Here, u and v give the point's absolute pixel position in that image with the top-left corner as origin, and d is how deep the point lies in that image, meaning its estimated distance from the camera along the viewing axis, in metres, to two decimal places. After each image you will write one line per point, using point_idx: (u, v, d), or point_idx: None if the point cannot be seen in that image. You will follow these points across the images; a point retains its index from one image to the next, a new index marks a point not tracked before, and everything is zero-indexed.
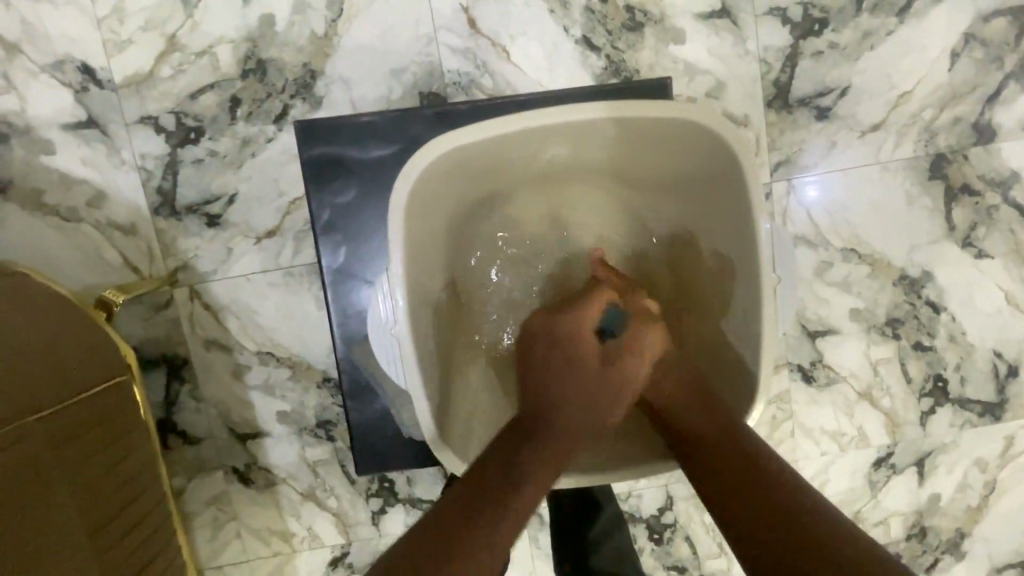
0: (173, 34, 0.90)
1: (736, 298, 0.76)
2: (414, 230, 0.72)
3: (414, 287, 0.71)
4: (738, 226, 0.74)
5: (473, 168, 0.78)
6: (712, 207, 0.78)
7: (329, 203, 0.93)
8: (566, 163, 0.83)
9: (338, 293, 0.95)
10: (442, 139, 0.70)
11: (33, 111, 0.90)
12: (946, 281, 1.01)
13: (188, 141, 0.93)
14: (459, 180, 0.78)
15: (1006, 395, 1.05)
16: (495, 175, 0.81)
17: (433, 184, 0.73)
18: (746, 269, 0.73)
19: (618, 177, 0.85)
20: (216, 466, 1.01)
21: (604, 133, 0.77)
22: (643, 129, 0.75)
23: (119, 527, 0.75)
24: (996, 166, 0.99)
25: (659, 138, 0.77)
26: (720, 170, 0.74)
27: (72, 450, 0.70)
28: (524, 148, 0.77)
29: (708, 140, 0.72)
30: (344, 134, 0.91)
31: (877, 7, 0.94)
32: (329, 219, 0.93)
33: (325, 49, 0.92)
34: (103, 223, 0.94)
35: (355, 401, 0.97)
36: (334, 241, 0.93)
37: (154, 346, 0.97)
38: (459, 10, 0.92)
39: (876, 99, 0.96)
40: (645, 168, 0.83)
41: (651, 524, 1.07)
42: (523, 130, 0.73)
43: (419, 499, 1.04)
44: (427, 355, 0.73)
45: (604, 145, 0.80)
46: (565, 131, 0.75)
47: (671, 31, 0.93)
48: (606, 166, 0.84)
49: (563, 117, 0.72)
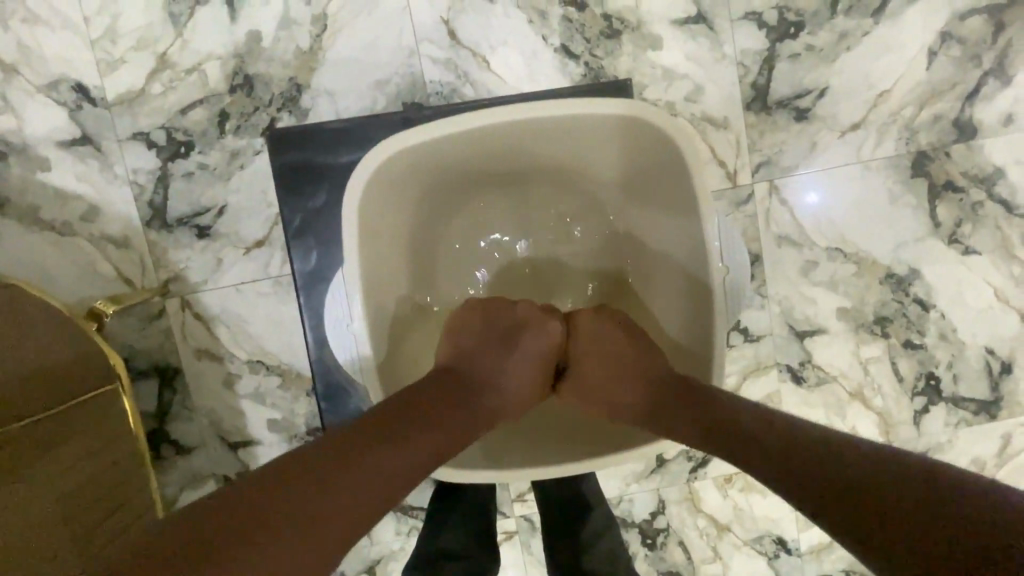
0: (163, 52, 0.93)
1: (687, 286, 0.79)
2: (372, 226, 0.74)
3: (373, 282, 0.74)
4: (689, 222, 0.76)
5: (433, 166, 0.79)
6: (666, 201, 0.79)
7: (302, 208, 0.96)
8: (526, 163, 0.84)
9: (313, 295, 0.98)
10: (398, 138, 0.72)
11: (29, 129, 0.93)
12: (933, 279, 1.01)
13: (179, 155, 0.95)
14: (417, 180, 0.80)
15: (1001, 393, 1.04)
16: (454, 175, 0.83)
17: (389, 182, 0.76)
18: (695, 257, 0.77)
19: (577, 176, 0.86)
20: (208, 475, 1.01)
21: (562, 134, 0.78)
22: (594, 127, 0.77)
23: (107, 534, 0.74)
24: (979, 163, 0.99)
25: (613, 134, 0.78)
26: (668, 167, 0.76)
27: (53, 459, 0.71)
28: (480, 147, 0.79)
29: (657, 138, 0.74)
30: (317, 141, 0.95)
31: (852, 9, 0.95)
32: (301, 224, 0.97)
33: (310, 63, 0.94)
34: (97, 237, 0.96)
35: (330, 402, 1.00)
36: (307, 245, 0.97)
37: (146, 357, 0.98)
38: (440, 22, 0.94)
39: (855, 99, 0.97)
40: (603, 166, 0.84)
41: (643, 529, 1.06)
42: (476, 131, 0.75)
43: (410, 505, 1.03)
44: (387, 350, 0.76)
45: (561, 146, 0.81)
46: (522, 130, 0.77)
47: (649, 37, 0.95)
48: (567, 164, 0.84)
49: (516, 114, 0.73)
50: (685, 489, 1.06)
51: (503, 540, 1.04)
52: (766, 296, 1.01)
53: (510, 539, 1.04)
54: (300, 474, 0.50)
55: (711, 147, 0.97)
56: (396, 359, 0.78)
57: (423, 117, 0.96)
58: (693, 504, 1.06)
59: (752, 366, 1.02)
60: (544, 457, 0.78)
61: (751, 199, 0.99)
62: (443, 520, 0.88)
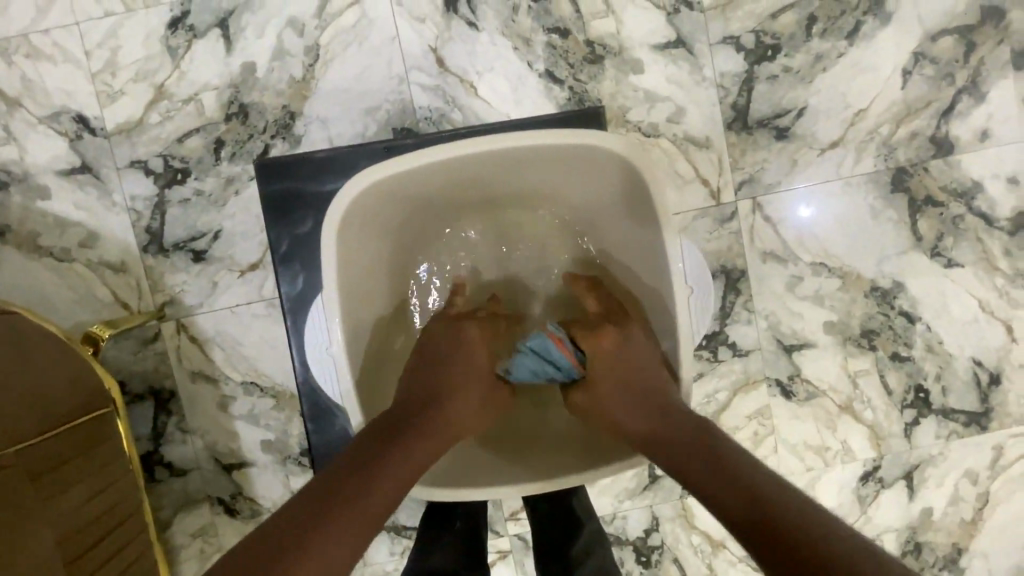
0: (161, 83, 0.97)
1: (656, 302, 0.81)
2: (351, 252, 0.76)
3: (351, 306, 0.76)
4: (655, 248, 0.78)
5: (412, 194, 0.81)
6: (635, 224, 0.81)
7: (288, 234, 0.99)
8: (500, 189, 0.86)
9: (298, 318, 1.00)
10: (375, 169, 0.74)
11: (31, 158, 0.96)
12: (918, 291, 1.02)
13: (176, 182, 0.98)
14: (398, 207, 0.82)
15: (991, 404, 1.04)
16: (432, 201, 0.85)
17: (371, 209, 0.78)
18: (663, 281, 0.79)
19: (554, 201, 0.88)
20: (202, 497, 1.02)
21: (534, 162, 0.80)
22: (564, 158, 0.79)
23: (99, 557, 0.75)
24: (957, 178, 1.01)
25: (582, 164, 0.80)
26: (639, 196, 0.78)
27: (51, 482, 0.72)
28: (454, 175, 0.80)
29: (625, 166, 0.76)
30: (302, 169, 0.98)
31: (826, 32, 0.98)
32: (287, 249, 0.99)
33: (303, 91, 0.97)
34: (95, 262, 0.98)
35: (315, 422, 1.01)
36: (293, 270, 0.99)
37: (141, 380, 1.00)
38: (428, 50, 0.98)
39: (833, 117, 1.00)
40: (576, 192, 0.85)
41: (637, 547, 1.06)
42: (450, 160, 0.77)
43: (402, 526, 1.04)
44: (363, 371, 0.78)
45: (534, 173, 0.83)
46: (494, 159, 0.78)
47: (630, 61, 0.98)
48: (546, 189, 0.86)
49: (488, 145, 0.75)
50: (679, 505, 1.06)
51: (496, 560, 1.04)
52: (753, 311, 1.02)
53: (503, 558, 1.04)
54: (284, 520, 0.55)
55: (693, 166, 1.00)
56: (372, 378, 0.80)
57: (403, 145, 0.98)
58: (687, 520, 1.06)
59: (742, 381, 1.03)
60: (540, 468, 0.80)
61: (735, 216, 1.01)
62: (433, 542, 0.89)
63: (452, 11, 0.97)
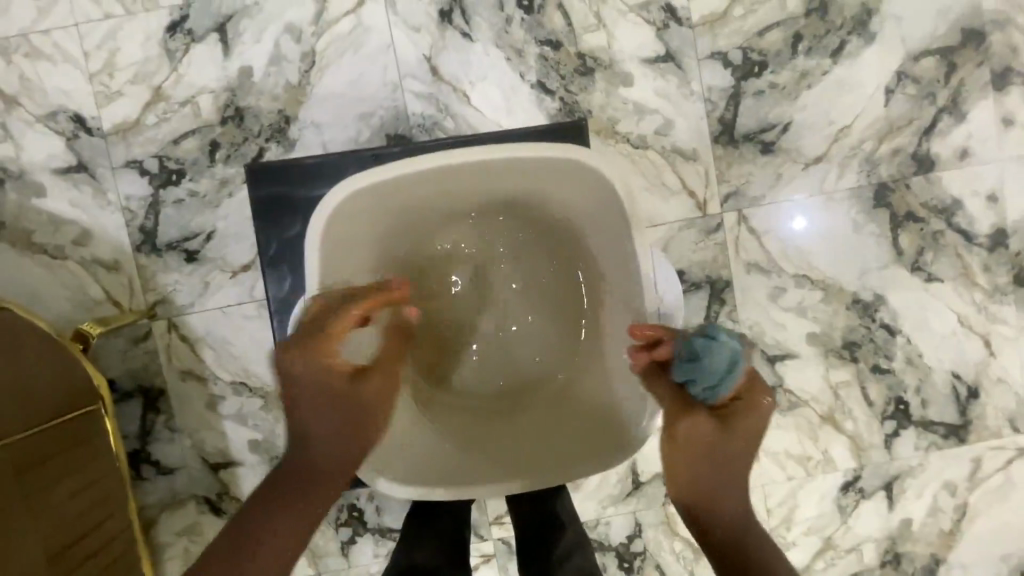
0: (159, 86, 0.98)
1: (627, 311, 0.82)
2: (341, 258, 0.79)
3: (333, 312, 0.77)
4: (628, 257, 0.80)
5: (393, 205, 0.83)
6: (609, 235, 0.83)
7: (276, 237, 1.00)
8: (479, 201, 0.87)
9: (284, 319, 1.01)
10: (357, 178, 0.76)
11: (27, 156, 0.97)
12: (898, 305, 1.04)
13: (170, 183, 0.99)
14: (381, 218, 0.83)
15: (969, 417, 1.06)
16: (413, 212, 0.86)
17: (361, 219, 0.80)
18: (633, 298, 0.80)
19: (531, 213, 0.89)
20: (188, 496, 1.02)
21: (510, 177, 0.82)
22: (538, 170, 0.81)
23: (83, 551, 0.76)
24: (938, 195, 1.03)
25: (557, 177, 0.82)
26: (614, 212, 0.80)
27: (36, 476, 0.72)
28: (434, 187, 0.82)
29: (598, 179, 0.79)
30: (292, 174, 0.99)
31: (812, 50, 1.01)
32: (276, 252, 1.00)
33: (298, 96, 0.99)
34: (88, 260, 0.99)
35: None
36: (280, 272, 1.00)
37: (130, 378, 1.00)
38: (422, 59, 0.99)
39: (817, 133, 1.02)
40: (553, 205, 0.87)
41: (620, 553, 1.07)
42: (429, 172, 0.79)
43: (387, 528, 1.05)
44: (345, 375, 0.78)
45: (511, 186, 0.85)
46: (472, 171, 0.80)
47: (620, 74, 1.00)
48: (528, 204, 0.88)
49: (465, 157, 0.77)
50: (662, 512, 1.07)
51: (480, 563, 1.05)
52: (737, 321, 1.04)
53: (487, 562, 1.05)
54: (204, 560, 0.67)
55: (680, 178, 1.02)
56: None
57: (389, 155, 0.99)
58: (669, 527, 1.07)
59: None
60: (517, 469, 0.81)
61: (721, 227, 1.02)
62: (417, 538, 0.89)
63: (446, 21, 0.99)
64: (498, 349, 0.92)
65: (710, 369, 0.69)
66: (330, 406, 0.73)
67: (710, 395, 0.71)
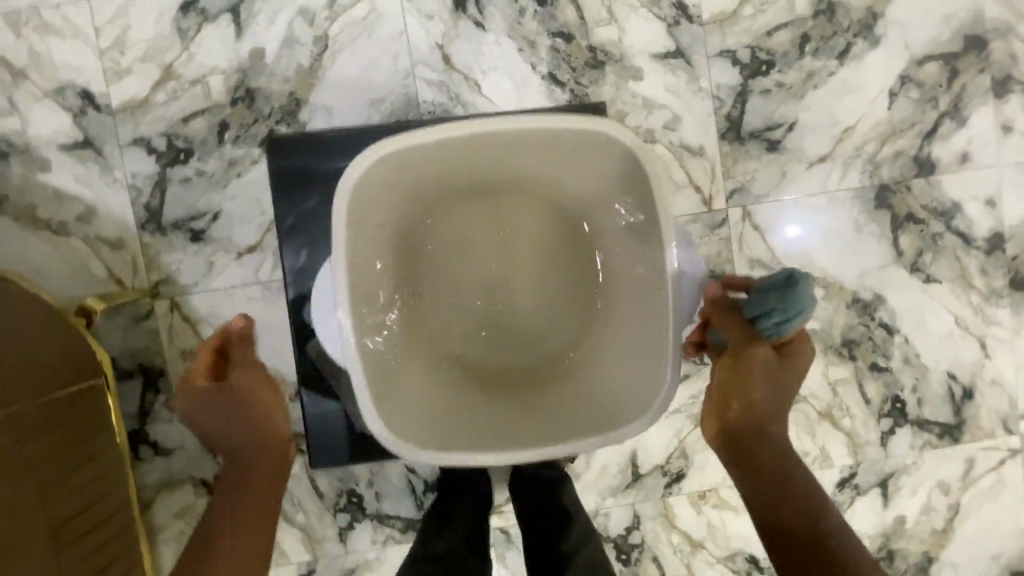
0: (169, 64, 0.98)
1: (649, 291, 0.76)
2: (357, 237, 0.71)
3: (354, 291, 0.71)
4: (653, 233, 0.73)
5: (407, 178, 0.76)
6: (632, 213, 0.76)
7: (292, 209, 0.99)
8: (495, 175, 0.80)
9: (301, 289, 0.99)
10: (371, 151, 0.69)
11: (33, 131, 0.97)
12: (897, 305, 1.06)
13: (178, 162, 0.99)
14: (394, 193, 0.76)
15: (963, 417, 1.08)
16: (426, 185, 0.79)
17: (376, 195, 0.74)
18: (657, 275, 0.73)
19: (548, 188, 0.82)
20: (185, 478, 1.01)
21: (530, 150, 0.75)
22: (560, 145, 0.74)
23: (82, 526, 0.75)
24: (937, 197, 1.05)
25: (580, 151, 0.75)
26: (641, 186, 0.73)
27: (38, 447, 0.71)
28: (451, 158, 0.75)
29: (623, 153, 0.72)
30: (309, 147, 0.99)
31: (818, 51, 1.02)
32: (293, 223, 0.98)
33: (310, 80, 0.99)
34: (92, 237, 0.98)
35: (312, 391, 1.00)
36: (297, 243, 0.99)
37: (131, 357, 1.00)
38: (435, 47, 1.00)
39: (822, 133, 1.04)
40: (573, 180, 0.80)
41: (618, 544, 1.07)
42: (446, 142, 0.72)
43: (386, 514, 1.05)
44: (368, 354, 0.72)
45: (530, 160, 0.77)
46: (491, 143, 0.73)
47: (630, 69, 1.01)
48: (546, 179, 0.81)
49: (486, 128, 0.70)
50: (660, 504, 1.07)
51: None
52: None
53: None
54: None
55: (687, 174, 1.03)
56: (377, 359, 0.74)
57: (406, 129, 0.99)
58: (667, 520, 1.08)
59: None
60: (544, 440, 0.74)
61: (726, 223, 1.04)
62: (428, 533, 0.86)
63: (460, 10, 1.00)
64: (507, 321, 0.84)
65: (795, 305, 0.72)
66: (231, 427, 0.74)
67: (780, 332, 0.73)
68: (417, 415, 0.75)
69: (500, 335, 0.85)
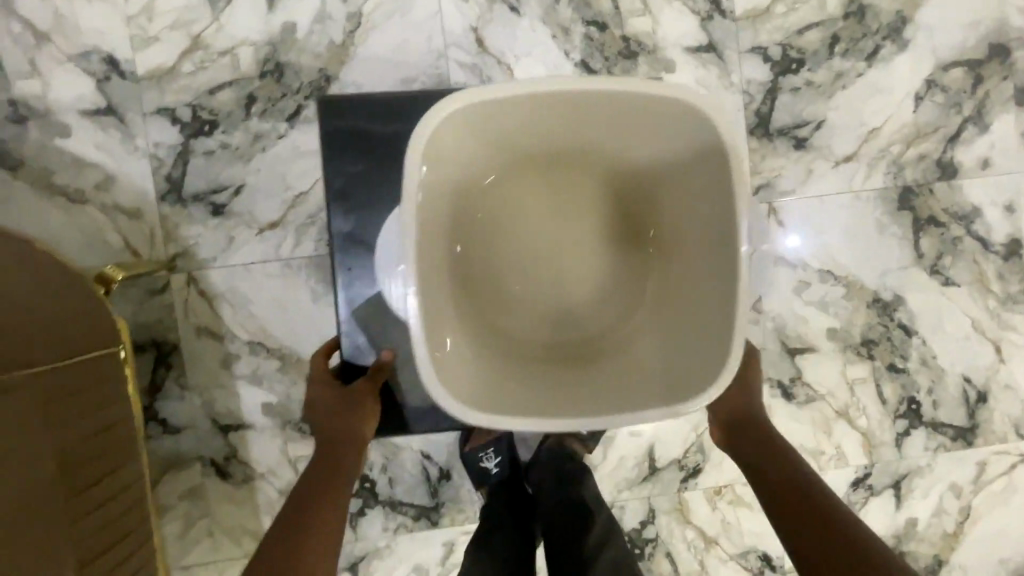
0: (198, 34, 0.96)
1: (704, 261, 0.75)
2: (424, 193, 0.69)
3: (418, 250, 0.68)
4: (721, 206, 0.72)
5: (475, 138, 0.74)
6: (698, 186, 0.75)
7: (341, 171, 0.96)
8: (560, 143, 0.78)
9: (347, 256, 0.96)
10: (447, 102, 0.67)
11: (54, 94, 0.94)
12: (916, 306, 1.07)
13: (202, 133, 0.97)
14: (460, 152, 0.74)
15: (977, 420, 1.09)
16: (491, 149, 0.77)
17: (443, 150, 0.71)
18: (721, 248, 0.71)
19: (610, 158, 0.81)
20: (194, 458, 0.99)
21: (602, 114, 0.73)
22: (634, 111, 0.72)
23: (94, 499, 0.72)
24: (958, 202, 1.06)
25: (652, 119, 0.74)
26: (709, 159, 0.72)
27: (60, 413, 0.69)
28: (521, 119, 0.73)
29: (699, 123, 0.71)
30: (354, 114, 0.97)
31: (847, 52, 1.03)
32: (341, 187, 0.96)
33: (341, 56, 0.98)
34: (109, 206, 0.96)
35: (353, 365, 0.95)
36: (346, 207, 0.96)
37: (144, 331, 0.97)
38: (469, 29, 0.99)
39: (848, 133, 1.05)
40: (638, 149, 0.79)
41: (631, 538, 1.06)
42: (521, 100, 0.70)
43: (399, 500, 1.04)
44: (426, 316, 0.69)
45: (600, 126, 0.76)
46: (565, 104, 0.71)
47: (663, 60, 1.02)
48: (611, 149, 0.79)
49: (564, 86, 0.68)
50: (675, 499, 1.07)
51: None
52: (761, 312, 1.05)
53: None
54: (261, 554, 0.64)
55: None
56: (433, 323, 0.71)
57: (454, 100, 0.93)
58: (682, 515, 1.07)
59: None
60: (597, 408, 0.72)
61: None
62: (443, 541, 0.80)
63: None
64: (557, 289, 0.83)
65: None
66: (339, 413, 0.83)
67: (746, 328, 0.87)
68: (467, 378, 0.73)
69: (548, 302, 0.83)
